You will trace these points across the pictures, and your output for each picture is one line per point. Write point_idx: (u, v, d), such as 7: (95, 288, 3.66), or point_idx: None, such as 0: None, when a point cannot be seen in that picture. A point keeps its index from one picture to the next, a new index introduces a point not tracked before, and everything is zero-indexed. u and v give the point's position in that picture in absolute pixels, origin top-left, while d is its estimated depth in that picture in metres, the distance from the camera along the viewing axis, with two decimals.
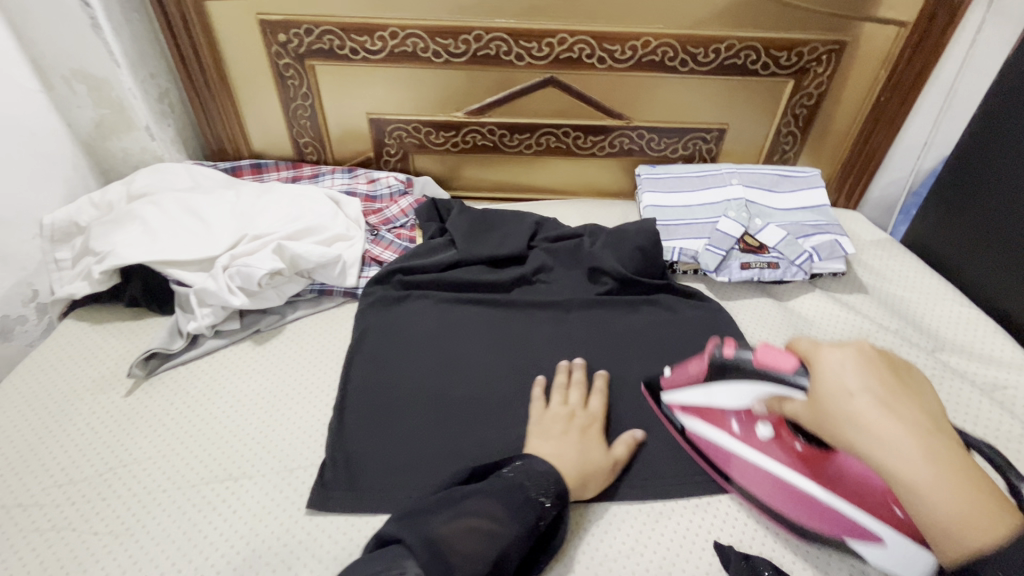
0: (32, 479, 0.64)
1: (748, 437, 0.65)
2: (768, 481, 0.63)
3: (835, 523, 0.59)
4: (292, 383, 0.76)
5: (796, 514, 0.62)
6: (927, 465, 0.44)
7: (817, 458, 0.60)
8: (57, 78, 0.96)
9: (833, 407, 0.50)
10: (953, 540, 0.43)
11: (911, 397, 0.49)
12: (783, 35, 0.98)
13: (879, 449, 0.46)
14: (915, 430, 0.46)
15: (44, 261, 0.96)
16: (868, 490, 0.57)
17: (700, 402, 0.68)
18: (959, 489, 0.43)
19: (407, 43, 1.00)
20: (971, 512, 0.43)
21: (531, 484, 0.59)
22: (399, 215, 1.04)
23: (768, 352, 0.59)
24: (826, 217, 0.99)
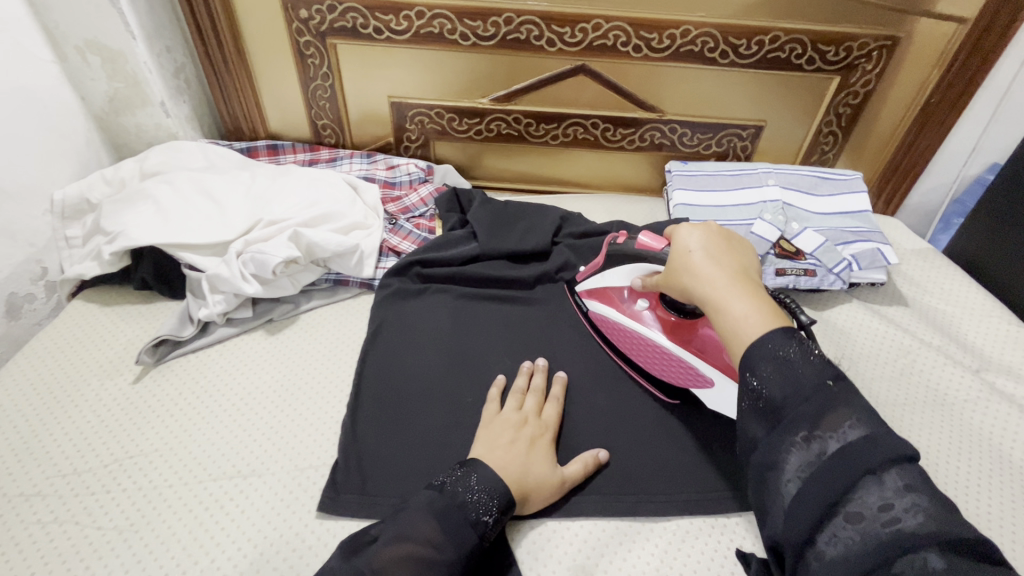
0: (35, 467, 0.61)
1: (629, 308, 0.73)
2: (632, 343, 0.73)
3: (685, 375, 0.69)
4: (304, 378, 0.73)
5: (659, 372, 0.72)
6: (732, 290, 0.53)
7: (679, 324, 0.69)
8: (71, 48, 0.93)
9: (678, 259, 0.58)
10: (739, 340, 0.50)
11: (738, 255, 0.58)
12: (832, 29, 0.93)
13: (699, 279, 0.55)
14: (726, 269, 0.55)
15: (53, 238, 0.93)
16: (720, 356, 0.67)
17: (599, 286, 0.77)
18: (755, 308, 0.51)
19: (434, 24, 0.96)
20: (756, 314, 0.51)
21: (473, 504, 0.55)
22: (418, 204, 1.01)
23: (649, 234, 0.70)
24: (867, 223, 0.94)
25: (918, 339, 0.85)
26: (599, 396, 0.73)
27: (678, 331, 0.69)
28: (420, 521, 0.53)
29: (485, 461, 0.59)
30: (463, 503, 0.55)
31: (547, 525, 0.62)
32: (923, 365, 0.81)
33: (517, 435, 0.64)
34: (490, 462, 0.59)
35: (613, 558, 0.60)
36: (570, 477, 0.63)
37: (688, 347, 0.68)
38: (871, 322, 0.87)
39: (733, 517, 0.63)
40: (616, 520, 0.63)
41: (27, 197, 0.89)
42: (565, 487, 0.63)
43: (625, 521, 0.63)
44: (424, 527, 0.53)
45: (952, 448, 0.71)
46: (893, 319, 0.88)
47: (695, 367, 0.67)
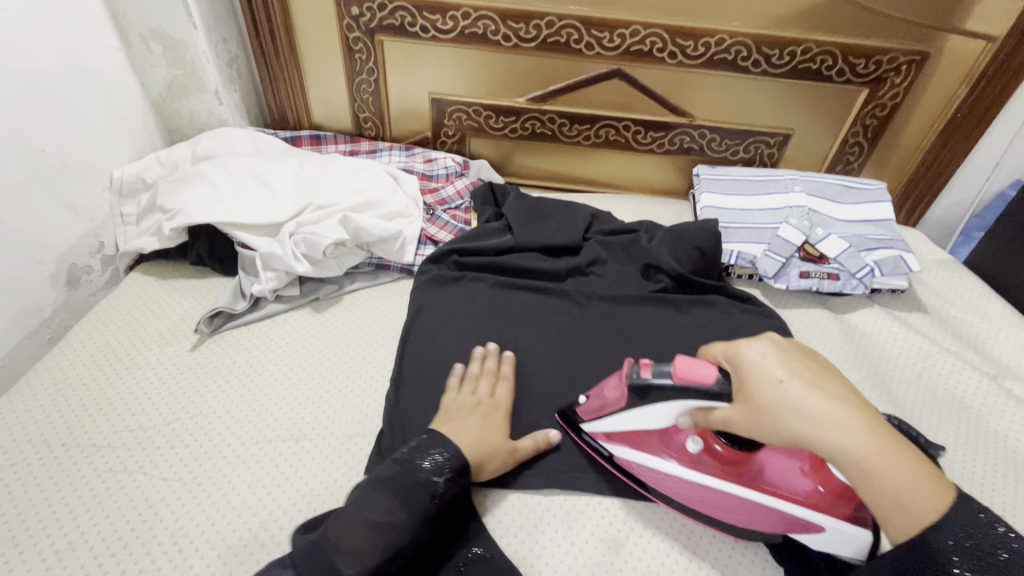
0: (104, 421, 0.66)
1: (669, 446, 0.62)
2: (699, 493, 0.60)
3: (771, 521, 0.57)
4: (349, 353, 0.77)
5: (734, 521, 0.59)
6: (866, 437, 0.45)
7: (741, 461, 0.59)
8: (135, 35, 0.98)
9: (770, 401, 0.48)
10: (907, 516, 0.43)
11: (827, 377, 0.50)
12: (863, 42, 0.96)
13: (825, 429, 0.46)
14: (840, 404, 0.47)
15: (111, 214, 0.98)
16: (794, 482, 0.57)
17: (626, 428, 0.63)
18: (902, 465, 0.44)
19: (478, 25, 1.00)
20: (916, 478, 0.44)
21: (417, 468, 0.58)
22: (455, 197, 1.05)
23: (688, 364, 0.53)
24: (890, 231, 0.97)
25: (938, 346, 0.87)
26: None
27: (738, 466, 0.59)
28: (373, 490, 0.56)
29: (441, 432, 0.63)
30: (416, 468, 0.58)
31: (579, 498, 0.65)
32: (943, 370, 0.83)
33: (477, 411, 0.67)
34: (446, 434, 0.62)
35: (642, 532, 0.63)
36: (523, 450, 0.65)
37: (763, 489, 0.57)
38: (892, 327, 0.90)
39: None
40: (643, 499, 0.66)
41: (90, 174, 0.94)
42: (519, 457, 0.65)
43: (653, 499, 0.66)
44: (377, 496, 0.55)
45: (969, 449, 0.74)
46: (914, 325, 0.91)
47: (784, 513, 0.56)
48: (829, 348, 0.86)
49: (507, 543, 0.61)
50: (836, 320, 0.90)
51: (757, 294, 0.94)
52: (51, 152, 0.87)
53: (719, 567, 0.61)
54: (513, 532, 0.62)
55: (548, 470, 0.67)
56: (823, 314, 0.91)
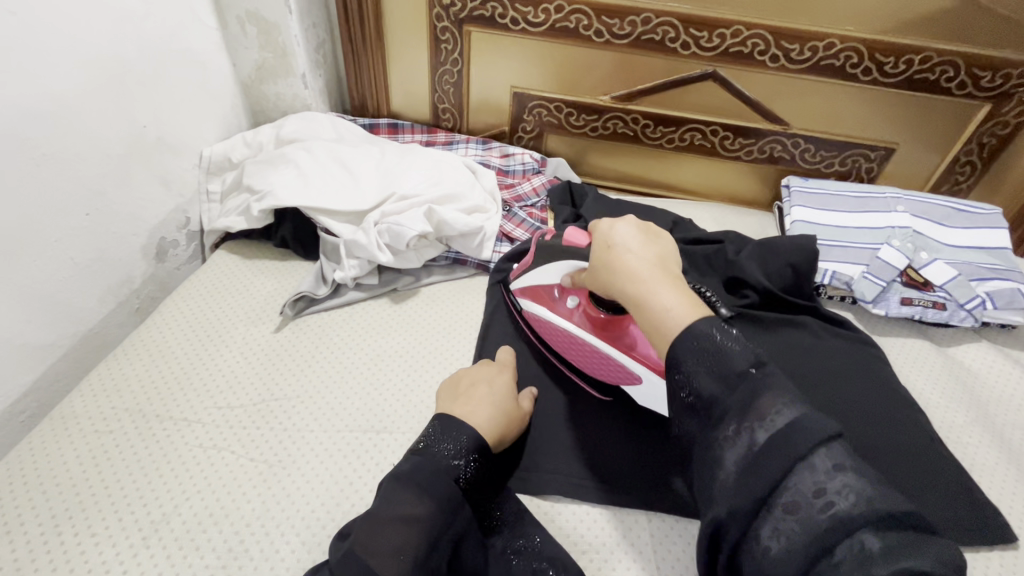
0: (194, 396, 0.67)
1: (559, 306, 0.73)
2: (566, 341, 0.72)
3: (614, 372, 0.69)
4: (427, 347, 0.76)
5: (590, 369, 0.72)
6: (655, 282, 0.53)
7: (609, 323, 0.69)
8: (233, 17, 1.00)
9: (598, 260, 0.59)
10: (662, 331, 0.51)
11: (662, 251, 0.58)
12: (991, 53, 0.88)
13: (624, 278, 0.55)
14: (645, 261, 0.56)
15: (198, 191, 1.01)
16: (641, 347, 0.67)
17: (533, 285, 0.75)
18: (679, 301, 0.52)
19: (571, 19, 0.97)
20: (680, 306, 0.51)
21: (437, 446, 0.56)
22: (531, 194, 1.03)
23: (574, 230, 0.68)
24: (1006, 261, 0.89)
25: None
26: None
27: (603, 328, 0.69)
28: (396, 487, 0.52)
29: (449, 413, 0.60)
30: (435, 454, 0.55)
31: (664, 520, 0.62)
32: None
33: (484, 377, 0.66)
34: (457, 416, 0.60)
35: None
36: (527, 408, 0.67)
37: (614, 346, 0.68)
38: (1003, 365, 0.82)
39: None
40: None
41: (183, 151, 0.97)
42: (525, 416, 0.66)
43: None
44: (399, 493, 0.51)
45: None
46: None
47: (622, 363, 0.67)
48: (932, 384, 0.80)
49: (590, 559, 0.59)
50: (939, 353, 0.84)
51: (852, 318, 0.88)
52: (151, 128, 0.89)
53: None
54: (596, 548, 0.60)
55: (632, 489, 0.64)
56: (924, 346, 0.85)
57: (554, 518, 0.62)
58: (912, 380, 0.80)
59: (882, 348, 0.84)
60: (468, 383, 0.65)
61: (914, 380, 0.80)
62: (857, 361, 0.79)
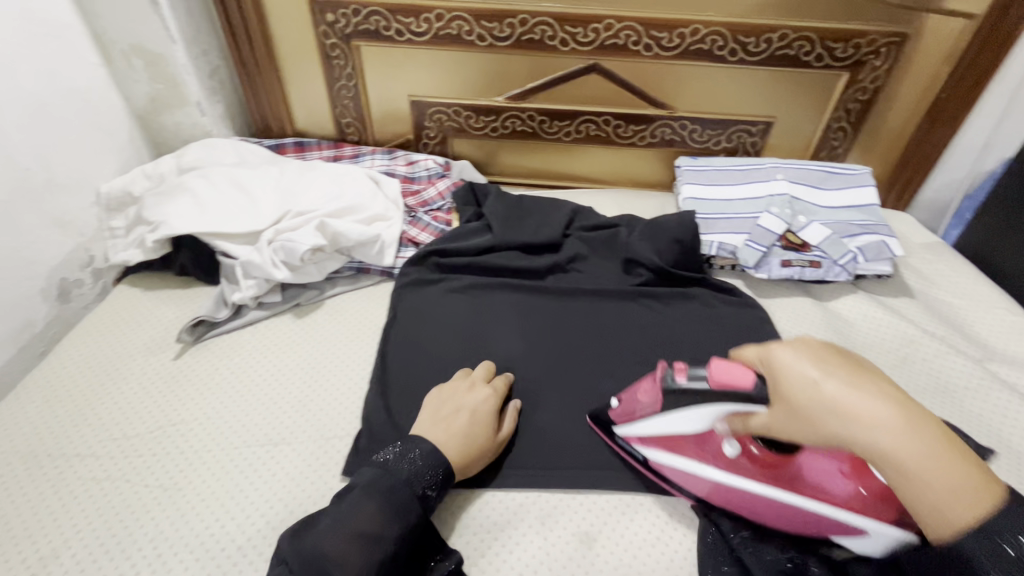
0: (89, 432, 0.68)
1: (708, 457, 0.60)
2: (727, 495, 0.60)
3: (820, 525, 0.57)
4: (330, 357, 0.78)
5: (778, 522, 0.59)
6: (916, 439, 0.43)
7: (778, 464, 0.58)
8: (117, 52, 1.00)
9: (799, 395, 0.48)
10: (945, 519, 0.43)
11: (871, 372, 0.48)
12: (839, 27, 0.95)
13: (861, 429, 0.44)
14: (887, 400, 0.45)
15: (100, 228, 1.00)
16: (837, 486, 0.56)
17: (659, 431, 0.62)
18: (953, 466, 0.43)
19: (452, 26, 1.00)
20: (966, 483, 0.43)
21: (410, 471, 0.59)
22: (437, 198, 1.05)
23: (720, 364, 0.55)
24: (874, 216, 0.95)
25: (920, 330, 0.86)
26: (614, 381, 0.77)
27: (779, 472, 0.58)
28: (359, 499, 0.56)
29: (425, 437, 0.63)
30: (402, 475, 0.58)
31: (554, 493, 0.66)
32: (928, 354, 0.82)
33: (465, 399, 0.68)
34: (427, 436, 0.63)
35: (616, 526, 0.64)
36: (506, 432, 0.68)
37: (802, 490, 0.57)
38: (876, 313, 0.89)
39: None
40: (614, 492, 0.66)
41: (76, 190, 0.96)
42: (501, 444, 0.67)
43: (627, 493, 0.66)
44: (368, 509, 0.55)
45: None
46: (897, 310, 0.90)
47: (829, 517, 0.55)
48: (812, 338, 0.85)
49: (481, 538, 0.62)
50: (819, 308, 0.90)
51: (739, 284, 0.94)
52: (37, 170, 0.89)
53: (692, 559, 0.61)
54: (487, 529, 0.63)
55: (524, 469, 0.67)
56: (805, 303, 0.91)
57: (448, 505, 0.64)
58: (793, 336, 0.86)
59: (766, 309, 0.89)
60: (453, 407, 0.67)
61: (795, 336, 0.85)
62: (742, 325, 0.84)
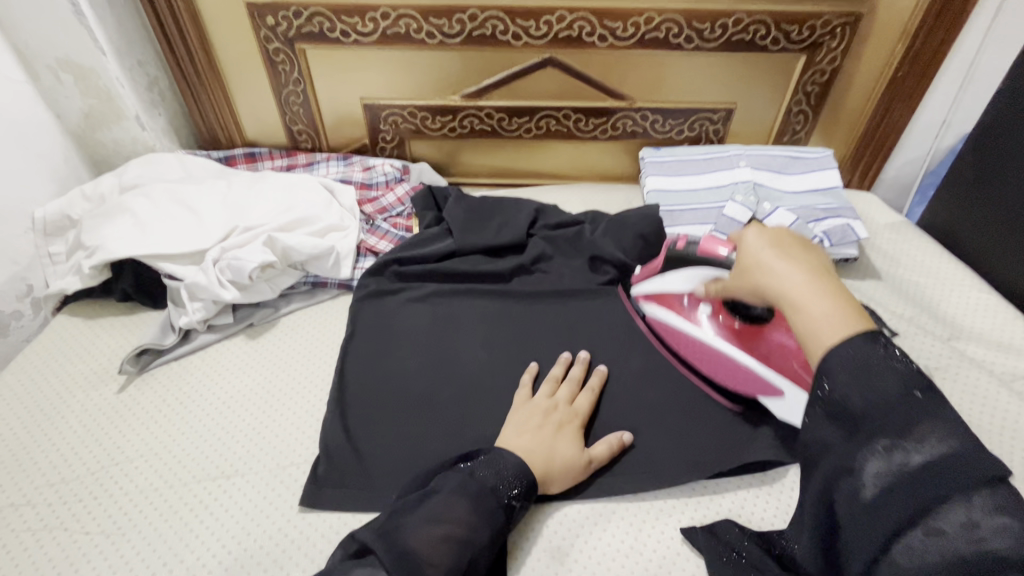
0: (24, 478, 0.63)
1: (690, 314, 0.73)
2: (693, 345, 0.73)
3: (753, 385, 0.69)
4: (285, 379, 0.74)
5: (723, 379, 0.71)
6: (810, 289, 0.47)
7: (746, 333, 0.70)
8: (43, 67, 0.94)
9: (742, 253, 0.53)
10: (818, 343, 0.44)
11: (809, 248, 0.52)
12: (794, 9, 0.93)
13: (772, 276, 0.49)
14: (802, 262, 0.49)
15: (36, 255, 0.94)
16: (784, 359, 0.68)
17: (659, 289, 0.76)
18: (843, 311, 0.45)
19: (400, 24, 0.97)
20: (843, 319, 0.44)
21: (501, 485, 0.58)
22: (395, 204, 1.01)
23: (712, 241, 0.71)
24: (838, 199, 0.95)
25: (889, 313, 0.85)
26: None
27: (743, 339, 0.70)
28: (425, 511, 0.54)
29: (508, 449, 0.61)
30: (495, 490, 0.57)
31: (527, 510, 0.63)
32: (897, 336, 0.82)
33: (547, 420, 0.65)
34: (513, 449, 0.62)
35: (589, 537, 0.61)
36: (597, 458, 0.64)
37: (756, 356, 0.69)
38: None
39: (694, 496, 0.65)
40: (586, 503, 0.64)
41: (7, 217, 0.90)
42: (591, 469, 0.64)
43: (600, 503, 0.64)
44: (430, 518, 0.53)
45: None
46: (865, 292, 0.89)
47: (762, 376, 0.68)
48: None
49: None
50: None
51: None
52: None
53: (668, 566, 0.60)
54: None
55: None
56: None
57: None
58: None
59: None
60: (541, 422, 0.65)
61: None
62: None
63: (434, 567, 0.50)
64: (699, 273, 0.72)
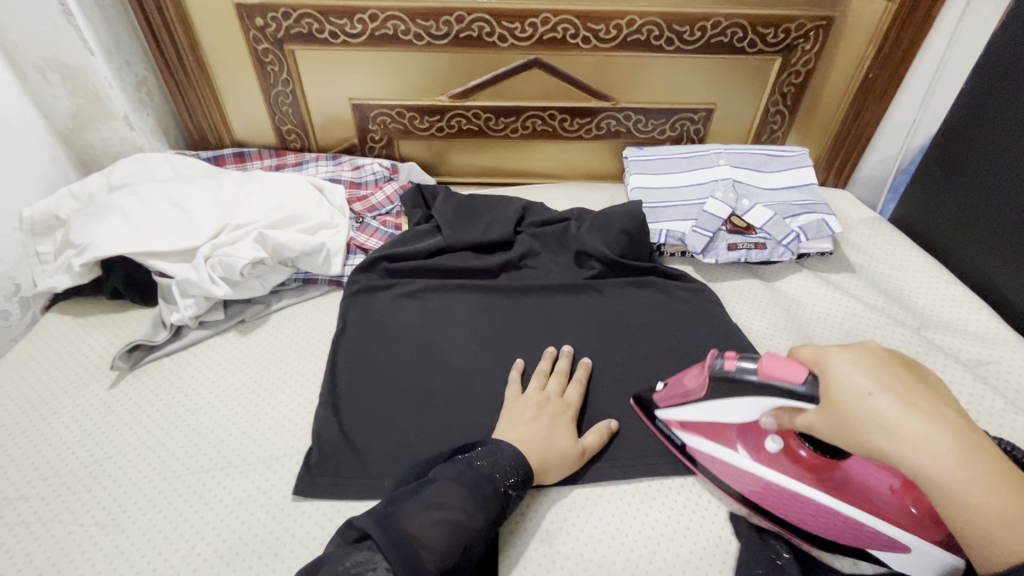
0: (16, 473, 0.64)
1: (753, 449, 0.62)
2: (769, 492, 0.61)
3: (860, 535, 0.58)
4: (277, 373, 0.76)
5: (816, 529, 0.60)
6: (953, 461, 0.45)
7: (823, 468, 0.60)
8: (30, 66, 0.94)
9: (838, 394, 0.50)
10: (998, 544, 0.43)
11: (920, 387, 0.50)
12: (769, 13, 0.97)
13: (903, 447, 0.47)
14: (928, 422, 0.47)
15: (24, 255, 0.94)
16: (879, 495, 0.58)
17: (701, 419, 0.64)
18: (993, 485, 0.44)
19: (388, 26, 0.98)
20: (1012, 507, 0.43)
21: (499, 474, 0.59)
22: (385, 202, 1.03)
23: (772, 363, 0.55)
24: (814, 196, 0.98)
25: (863, 305, 0.89)
26: None
27: (819, 474, 0.60)
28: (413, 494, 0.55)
29: (506, 440, 0.63)
30: (493, 479, 0.58)
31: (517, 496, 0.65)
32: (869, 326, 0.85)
33: (542, 412, 0.68)
34: (512, 442, 0.63)
35: (576, 520, 0.63)
36: (590, 448, 0.67)
37: (848, 498, 0.58)
38: (820, 289, 0.91)
39: (678, 479, 0.67)
40: (573, 488, 0.66)
41: None
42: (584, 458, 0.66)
43: (587, 488, 0.66)
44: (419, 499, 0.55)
45: None
46: (840, 285, 0.93)
47: (870, 526, 0.57)
48: (760, 319, 0.87)
49: None
50: (767, 289, 0.92)
51: (689, 270, 0.95)
52: None
53: (652, 545, 0.62)
54: None
55: None
56: (753, 284, 0.93)
57: None
58: (743, 318, 0.88)
59: (717, 293, 0.91)
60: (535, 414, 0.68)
61: (745, 317, 0.87)
62: (692, 310, 0.85)
63: (433, 550, 0.51)
64: (760, 405, 0.58)
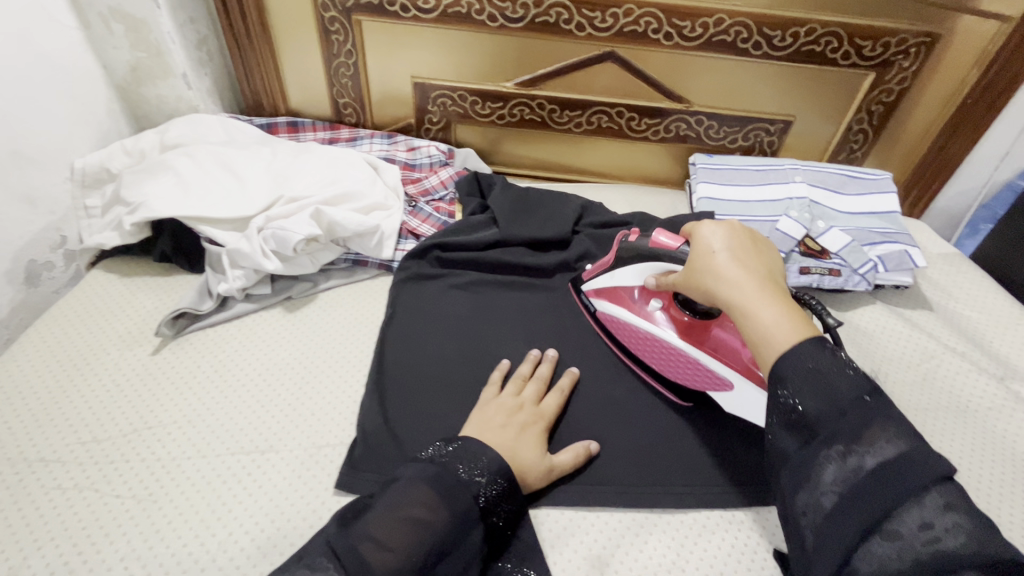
0: (55, 434, 0.62)
1: (642, 309, 0.72)
2: (644, 341, 0.72)
3: (702, 378, 0.67)
4: (322, 356, 0.73)
5: (674, 375, 0.70)
6: (763, 299, 0.51)
7: (693, 326, 0.68)
8: (95, 15, 0.91)
9: (698, 258, 0.57)
10: (769, 348, 0.49)
11: (753, 251, 0.57)
12: (870, 24, 0.90)
13: (725, 286, 0.54)
14: (745, 270, 0.54)
15: (73, 207, 0.92)
16: (734, 352, 0.65)
17: (610, 284, 0.75)
18: (793, 321, 0.50)
19: (462, 4, 0.94)
20: (782, 328, 0.49)
21: (462, 465, 0.55)
22: (439, 186, 0.99)
23: (663, 231, 0.67)
24: (895, 224, 0.92)
25: (942, 347, 0.83)
26: (623, 391, 0.72)
27: (692, 331, 0.68)
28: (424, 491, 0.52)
29: (472, 436, 0.59)
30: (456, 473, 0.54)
31: (568, 514, 0.61)
32: (949, 369, 0.79)
33: (514, 419, 0.63)
34: (483, 442, 0.59)
35: (629, 549, 0.59)
36: (559, 465, 0.62)
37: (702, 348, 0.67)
38: (895, 325, 0.85)
39: (741, 516, 0.62)
40: (626, 513, 0.62)
41: (48, 165, 0.88)
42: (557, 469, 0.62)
43: (641, 514, 0.62)
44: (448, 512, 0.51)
45: (976, 454, 0.70)
46: (918, 323, 0.86)
47: (710, 369, 0.66)
48: None
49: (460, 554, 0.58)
50: (836, 318, 0.86)
51: None
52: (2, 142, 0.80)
53: None
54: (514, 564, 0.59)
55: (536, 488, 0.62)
56: None
57: None
58: None
59: None
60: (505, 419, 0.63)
61: None
62: None
63: None
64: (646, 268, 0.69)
